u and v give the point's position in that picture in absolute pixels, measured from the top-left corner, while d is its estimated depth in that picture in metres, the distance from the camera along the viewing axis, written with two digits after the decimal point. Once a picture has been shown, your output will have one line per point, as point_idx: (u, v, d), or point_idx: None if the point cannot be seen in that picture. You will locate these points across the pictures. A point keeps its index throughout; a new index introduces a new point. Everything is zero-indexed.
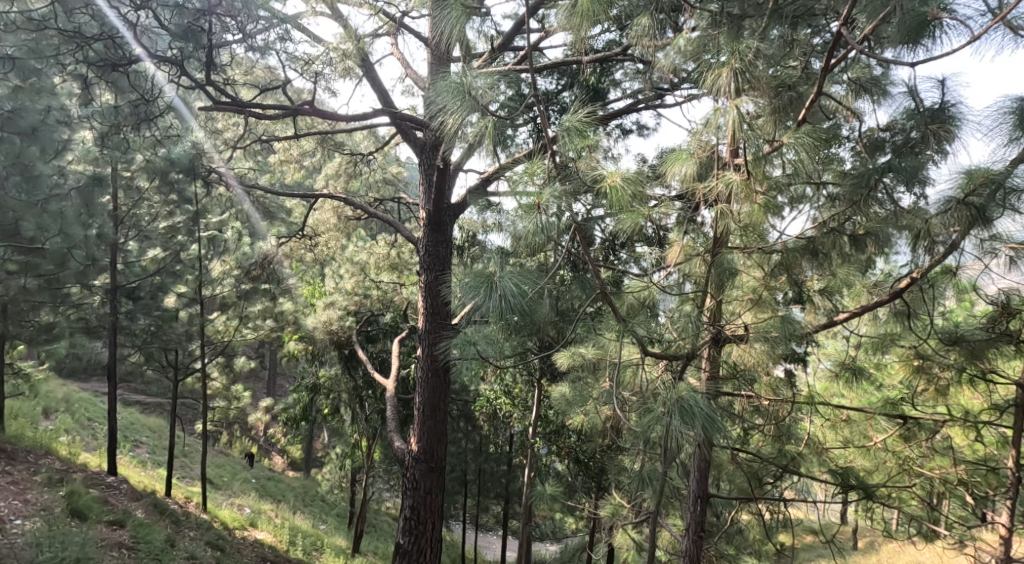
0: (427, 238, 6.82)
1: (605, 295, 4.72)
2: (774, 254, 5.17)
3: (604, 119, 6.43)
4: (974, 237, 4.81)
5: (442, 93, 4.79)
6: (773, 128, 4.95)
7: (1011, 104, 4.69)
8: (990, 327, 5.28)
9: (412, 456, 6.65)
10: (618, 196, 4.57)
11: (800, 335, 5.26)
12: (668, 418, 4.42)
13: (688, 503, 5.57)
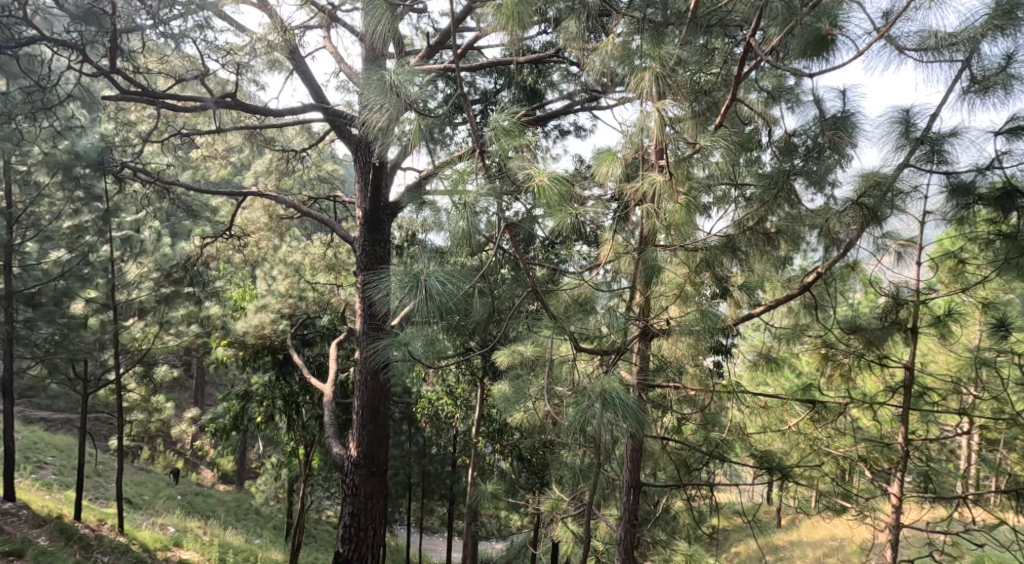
0: (365, 238, 7.05)
1: (536, 294, 5.13)
2: (698, 252, 5.38)
3: (537, 120, 6.81)
4: (870, 234, 5.32)
5: (369, 90, 4.88)
6: (695, 132, 5.35)
7: (896, 114, 5.22)
8: (883, 316, 5.67)
9: (352, 462, 6.87)
10: (546, 195, 4.76)
11: (723, 328, 5.53)
12: (590, 408, 4.71)
13: (624, 495, 5.92)
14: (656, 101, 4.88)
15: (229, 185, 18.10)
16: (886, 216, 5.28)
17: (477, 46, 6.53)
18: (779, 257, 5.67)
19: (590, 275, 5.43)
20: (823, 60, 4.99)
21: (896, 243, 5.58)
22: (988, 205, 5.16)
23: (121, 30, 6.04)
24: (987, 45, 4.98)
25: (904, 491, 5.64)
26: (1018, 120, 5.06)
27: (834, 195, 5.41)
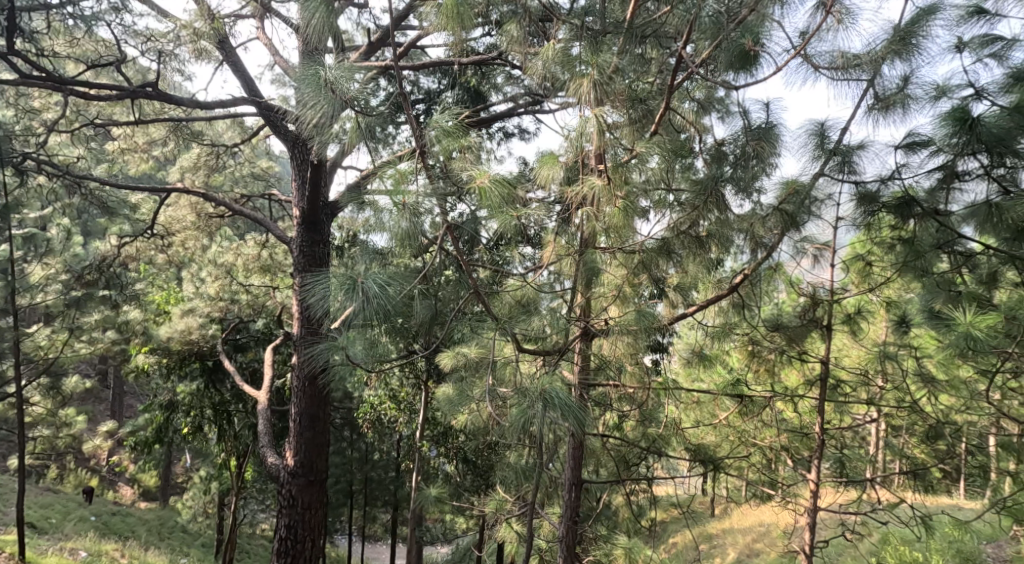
0: (304, 238, 7.08)
1: (477, 293, 5.17)
2: (635, 254, 5.59)
3: (481, 122, 6.92)
4: (790, 239, 5.66)
5: (303, 88, 4.85)
6: (632, 138, 5.53)
7: (812, 128, 5.63)
8: (802, 315, 6.02)
9: (289, 471, 6.89)
10: (487, 197, 4.89)
11: (660, 328, 5.72)
12: (532, 408, 4.85)
13: (566, 491, 6.09)
14: (594, 107, 5.03)
15: (151, 181, 17.75)
16: (804, 221, 5.65)
17: (418, 44, 6.60)
18: (710, 259, 5.86)
19: (533, 277, 5.58)
20: (749, 73, 5.29)
21: (814, 245, 6.01)
22: (892, 211, 5.70)
23: (18, 8, 6.27)
24: (896, 63, 5.37)
25: (819, 478, 6.18)
26: (915, 135, 5.59)
27: (761, 200, 5.66)
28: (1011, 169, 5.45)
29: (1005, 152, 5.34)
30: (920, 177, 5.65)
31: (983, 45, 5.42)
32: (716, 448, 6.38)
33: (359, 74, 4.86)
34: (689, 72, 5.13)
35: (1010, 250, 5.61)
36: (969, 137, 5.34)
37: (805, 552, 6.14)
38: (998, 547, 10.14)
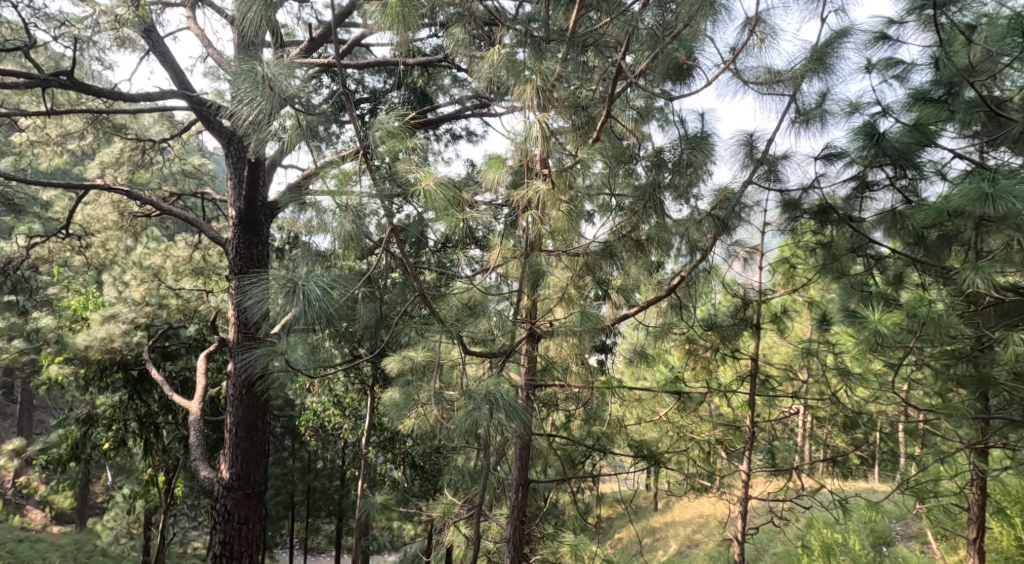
0: (239, 238, 6.98)
1: (422, 294, 5.13)
2: (579, 256, 5.78)
3: (429, 123, 6.99)
4: (723, 243, 5.92)
5: (238, 83, 4.78)
6: (575, 143, 5.69)
7: (742, 138, 5.98)
8: (735, 314, 6.32)
9: (223, 485, 6.79)
10: (431, 200, 4.90)
11: (604, 328, 5.88)
12: (476, 411, 4.91)
13: (513, 492, 6.19)
14: (538, 113, 5.14)
15: (66, 177, 17.24)
16: (734, 226, 5.83)
17: (365, 43, 6.66)
18: (651, 262, 6.06)
19: (480, 279, 5.69)
20: (683, 83, 5.63)
21: (744, 249, 6.21)
22: (812, 218, 6.18)
23: None
24: (821, 78, 5.69)
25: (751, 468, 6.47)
26: (830, 147, 6.02)
27: (698, 205, 5.84)
28: (914, 180, 6.00)
29: (907, 165, 5.87)
30: (837, 186, 6.12)
31: (886, 68, 6.06)
32: (655, 443, 6.62)
33: (298, 72, 4.79)
34: (627, 82, 5.40)
35: (915, 253, 6.29)
36: (876, 150, 5.79)
37: (737, 538, 6.46)
38: (904, 525, 10.95)
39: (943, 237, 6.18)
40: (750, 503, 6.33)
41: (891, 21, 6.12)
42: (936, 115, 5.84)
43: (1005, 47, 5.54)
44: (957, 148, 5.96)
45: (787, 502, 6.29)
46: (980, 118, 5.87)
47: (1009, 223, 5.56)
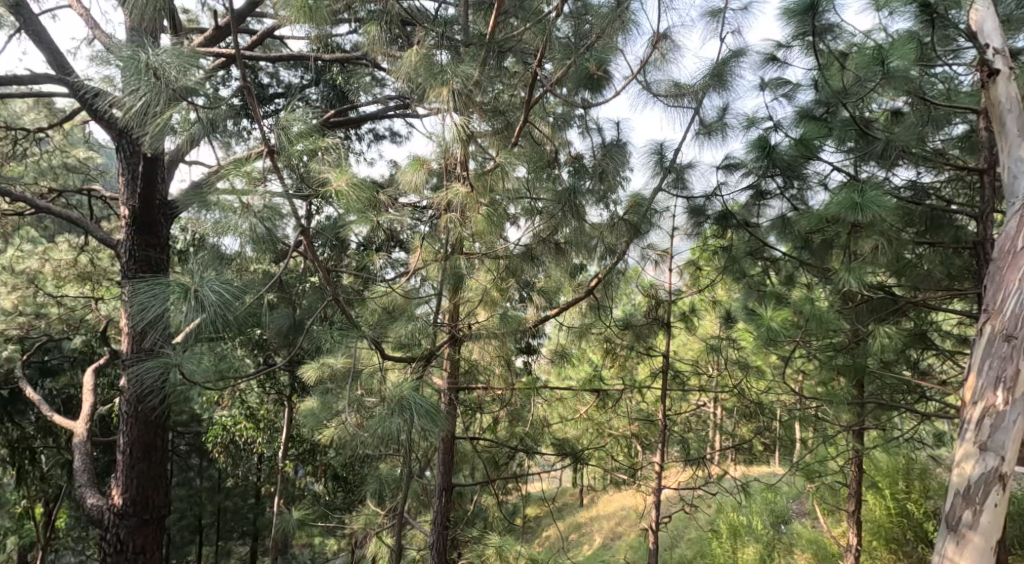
0: (133, 238, 6.67)
1: (338, 299, 4.98)
2: (502, 259, 5.81)
3: (339, 122, 6.80)
4: (637, 247, 6.11)
5: (121, 73, 4.59)
6: (495, 147, 5.79)
7: (652, 147, 6.26)
8: (649, 314, 6.68)
9: (116, 512, 6.50)
10: (346, 200, 4.77)
11: (526, 330, 5.94)
12: (389, 418, 4.82)
13: (437, 498, 6.13)
14: (457, 115, 5.11)
15: None
16: (646, 230, 6.11)
17: (276, 35, 6.48)
18: (573, 265, 6.16)
19: (400, 282, 5.65)
20: (600, 90, 5.83)
21: (657, 252, 6.65)
22: (715, 223, 6.60)
23: None
24: (718, 93, 5.93)
25: (665, 459, 6.87)
26: (730, 157, 6.41)
27: (616, 211, 6.06)
28: (800, 190, 6.45)
29: (794, 177, 6.23)
30: (737, 195, 6.51)
31: (776, 87, 6.39)
32: (578, 440, 6.90)
33: (196, 64, 4.62)
34: (546, 89, 5.51)
35: (802, 257, 6.68)
36: (767, 163, 6.09)
37: (651, 527, 6.93)
38: (798, 502, 11.47)
39: (825, 242, 6.45)
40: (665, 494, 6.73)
41: (779, 44, 6.37)
42: (817, 131, 6.22)
43: (870, 74, 5.72)
44: (836, 161, 6.30)
45: (701, 489, 6.73)
46: (854, 135, 6.17)
47: (876, 230, 5.83)
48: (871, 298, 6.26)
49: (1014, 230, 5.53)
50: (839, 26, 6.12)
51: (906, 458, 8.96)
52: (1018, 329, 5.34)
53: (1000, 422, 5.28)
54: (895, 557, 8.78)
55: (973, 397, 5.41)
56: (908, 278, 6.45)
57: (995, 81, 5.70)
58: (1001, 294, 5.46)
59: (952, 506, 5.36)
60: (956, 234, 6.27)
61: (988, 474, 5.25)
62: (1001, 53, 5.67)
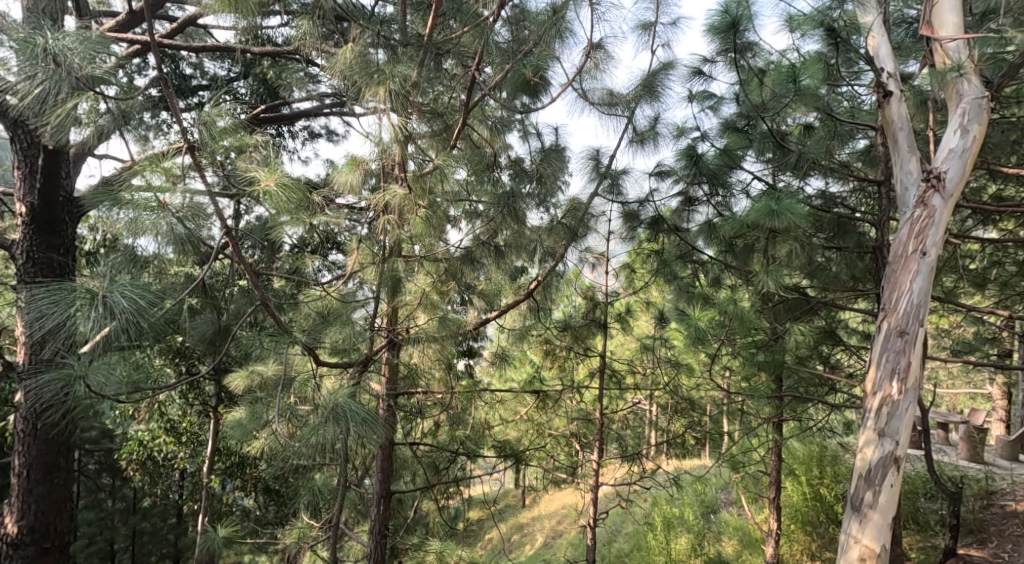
0: (34, 237, 6.34)
1: (266, 303, 4.76)
2: (442, 262, 5.68)
3: (262, 117, 6.49)
4: (575, 249, 6.16)
5: (23, 58, 4.40)
6: (436, 149, 5.67)
7: (588, 153, 6.37)
8: (588, 314, 6.78)
9: (11, 541, 6.18)
10: (273, 201, 4.54)
11: (465, 333, 5.83)
12: (323, 426, 4.66)
13: (375, 505, 5.99)
14: (394, 114, 4.95)
15: None
16: (583, 234, 6.19)
17: (199, 24, 6.19)
18: (514, 267, 6.15)
19: (335, 286, 5.47)
20: (538, 94, 5.74)
21: (593, 255, 6.71)
22: (648, 228, 6.71)
23: None
24: (650, 104, 6.10)
25: (602, 457, 6.92)
26: (661, 165, 6.59)
27: (555, 214, 6.12)
28: (725, 197, 6.58)
29: (719, 185, 6.47)
30: (668, 200, 6.67)
31: (702, 99, 6.63)
32: (518, 441, 6.86)
33: (105, 52, 4.43)
34: (484, 93, 5.47)
35: (727, 259, 6.60)
36: (694, 171, 6.38)
37: (589, 523, 6.94)
38: (725, 492, 11.44)
39: (746, 245, 6.39)
40: (602, 490, 6.83)
41: (705, 58, 6.36)
42: (739, 142, 6.46)
43: (783, 91, 5.98)
44: (756, 170, 6.59)
45: (636, 484, 6.86)
46: (771, 147, 6.44)
47: (791, 235, 5.97)
48: (785, 298, 6.53)
49: (906, 236, 5.85)
50: (758, 44, 6.29)
51: (821, 444, 8.81)
52: (911, 325, 5.70)
53: (896, 410, 5.60)
54: (809, 539, 8.66)
55: (873, 388, 5.73)
56: (819, 279, 6.59)
57: (889, 102, 6.06)
58: (896, 294, 5.79)
59: (855, 487, 5.65)
60: (859, 239, 6.55)
61: (885, 457, 5.57)
62: (894, 77, 6.07)
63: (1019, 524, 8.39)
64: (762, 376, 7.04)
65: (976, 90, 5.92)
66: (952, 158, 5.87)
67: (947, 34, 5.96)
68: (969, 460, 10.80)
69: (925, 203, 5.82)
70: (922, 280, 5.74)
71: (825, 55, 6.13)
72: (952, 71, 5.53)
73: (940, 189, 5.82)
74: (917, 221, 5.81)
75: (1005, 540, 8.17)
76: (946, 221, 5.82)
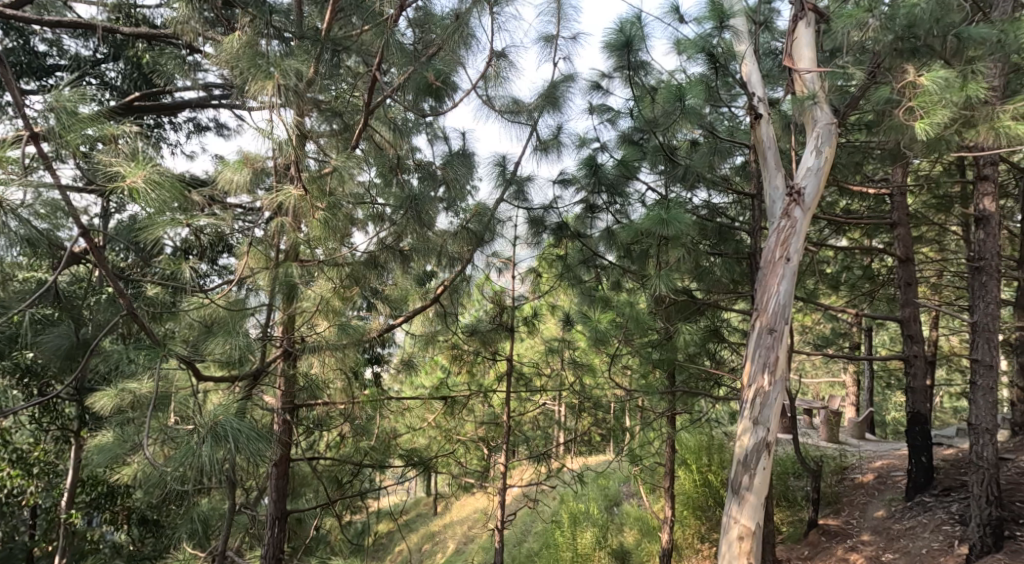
0: None
1: (133, 314, 4.39)
2: (344, 267, 5.43)
3: (125, 107, 6.12)
4: (480, 252, 6.12)
5: None
6: (336, 149, 5.43)
7: (495, 159, 6.24)
8: (494, 318, 6.69)
9: None
10: (142, 200, 4.21)
11: (368, 340, 5.57)
12: (199, 448, 4.35)
13: (269, 528, 5.61)
14: (290, 109, 4.66)
15: None
16: (489, 239, 6.15)
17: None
18: (422, 271, 5.99)
19: (224, 291, 5.05)
20: (442, 98, 5.57)
21: (499, 260, 6.60)
22: (552, 234, 6.63)
23: None
24: (553, 115, 6.17)
25: (511, 459, 6.80)
26: (564, 173, 6.59)
27: (463, 219, 6.03)
28: (623, 205, 6.63)
29: (617, 194, 6.57)
30: (571, 207, 6.65)
31: (601, 112, 6.67)
32: (426, 448, 6.73)
33: None
34: (386, 95, 5.25)
35: (628, 265, 6.70)
36: (595, 180, 6.47)
37: (498, 527, 6.80)
38: (628, 485, 11.20)
39: (643, 251, 6.49)
40: (511, 494, 6.68)
41: (603, 73, 6.61)
42: (635, 154, 6.52)
43: (673, 108, 5.93)
44: (651, 181, 6.67)
45: (543, 484, 6.80)
46: (664, 160, 6.51)
47: (682, 241, 6.18)
48: (676, 301, 6.69)
49: (772, 243, 5.91)
50: (651, 63, 6.21)
51: (710, 433, 8.78)
52: (779, 323, 5.75)
53: (767, 400, 5.63)
54: (699, 523, 8.64)
55: (747, 380, 5.75)
56: (705, 282, 6.79)
57: (759, 123, 6.18)
58: (765, 294, 5.85)
59: (733, 472, 5.67)
60: (739, 246, 6.89)
61: (758, 443, 5.60)
62: (763, 101, 6.20)
63: (864, 492, 8.59)
64: (657, 373, 7.00)
65: (826, 116, 5.98)
66: (810, 176, 5.94)
67: (803, 67, 6.05)
68: (828, 440, 11.21)
69: (789, 214, 5.90)
70: (787, 284, 5.81)
71: (708, 78, 6.19)
72: (808, 100, 5.77)
73: (800, 203, 5.91)
74: (781, 231, 5.88)
75: (854, 508, 8.36)
76: (807, 231, 5.92)
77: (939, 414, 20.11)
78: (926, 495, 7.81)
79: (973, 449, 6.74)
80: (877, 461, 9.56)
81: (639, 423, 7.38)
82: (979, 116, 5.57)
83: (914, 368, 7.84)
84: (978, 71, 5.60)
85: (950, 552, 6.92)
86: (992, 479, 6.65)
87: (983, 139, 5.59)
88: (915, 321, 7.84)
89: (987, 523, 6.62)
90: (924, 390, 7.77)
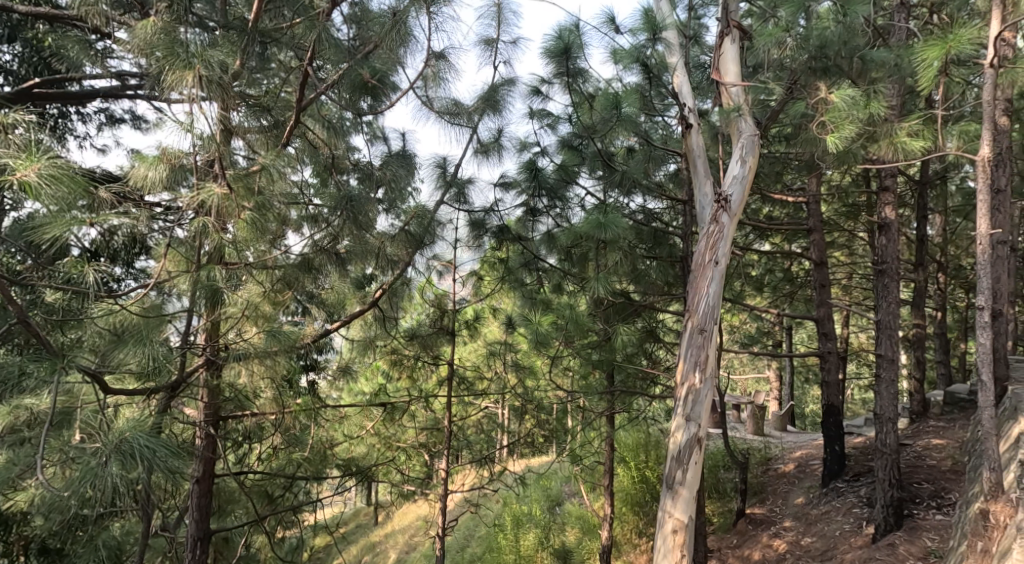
0: None
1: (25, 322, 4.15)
2: (275, 270, 5.24)
3: (27, 94, 5.77)
4: (421, 254, 5.97)
5: None
6: (265, 146, 5.19)
7: (435, 161, 6.13)
8: (435, 322, 6.58)
9: None
10: (34, 196, 3.94)
11: (302, 345, 5.44)
12: (104, 466, 4.09)
13: (190, 550, 5.34)
14: (214, 101, 4.44)
15: None
16: (429, 242, 6.00)
17: None
18: (360, 273, 5.80)
19: (138, 295, 4.68)
20: (380, 97, 5.36)
21: (441, 262, 6.45)
22: (494, 237, 6.55)
23: None
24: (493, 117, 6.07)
25: (450, 465, 6.66)
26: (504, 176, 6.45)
27: (402, 221, 5.85)
28: (563, 209, 6.56)
29: (557, 199, 6.48)
30: (511, 211, 6.53)
31: (541, 117, 6.58)
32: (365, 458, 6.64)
33: None
34: (316, 93, 5.03)
35: (569, 268, 6.65)
36: (535, 184, 6.34)
37: (438, 534, 6.63)
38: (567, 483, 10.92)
39: (581, 255, 6.43)
40: (451, 499, 6.51)
41: (542, 79, 6.49)
42: (574, 159, 6.45)
43: (610, 115, 5.87)
44: (590, 186, 6.64)
45: (486, 487, 6.64)
46: (601, 166, 6.39)
47: (619, 243, 6.12)
48: (614, 303, 6.66)
49: (702, 247, 5.85)
50: (589, 70, 6.08)
51: (647, 430, 8.71)
52: (708, 323, 5.70)
53: (698, 397, 5.56)
54: (638, 518, 8.61)
55: (679, 378, 5.69)
56: (642, 284, 6.70)
57: (690, 133, 6.12)
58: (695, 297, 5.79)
59: (667, 468, 5.58)
60: (672, 250, 6.92)
61: (689, 440, 5.53)
62: (692, 111, 6.15)
63: (787, 481, 8.65)
64: (596, 373, 7.07)
65: (749, 128, 5.95)
66: (735, 185, 5.88)
67: (730, 80, 5.97)
68: (754, 434, 11.29)
69: (718, 219, 5.83)
70: (716, 286, 5.76)
71: (642, 88, 6.27)
72: (732, 111, 5.75)
73: (727, 209, 5.85)
74: (709, 235, 5.81)
75: (779, 498, 8.40)
76: (734, 235, 5.86)
77: (850, 405, 20.81)
78: (839, 481, 7.85)
79: (878, 437, 6.81)
80: (797, 451, 9.63)
81: (579, 424, 7.33)
82: (879, 132, 5.58)
83: (828, 364, 7.88)
84: (879, 91, 5.68)
85: (860, 533, 6.96)
86: (895, 464, 6.74)
87: (882, 153, 5.62)
88: (828, 320, 7.91)
89: (890, 504, 6.68)
90: (836, 383, 7.85)
